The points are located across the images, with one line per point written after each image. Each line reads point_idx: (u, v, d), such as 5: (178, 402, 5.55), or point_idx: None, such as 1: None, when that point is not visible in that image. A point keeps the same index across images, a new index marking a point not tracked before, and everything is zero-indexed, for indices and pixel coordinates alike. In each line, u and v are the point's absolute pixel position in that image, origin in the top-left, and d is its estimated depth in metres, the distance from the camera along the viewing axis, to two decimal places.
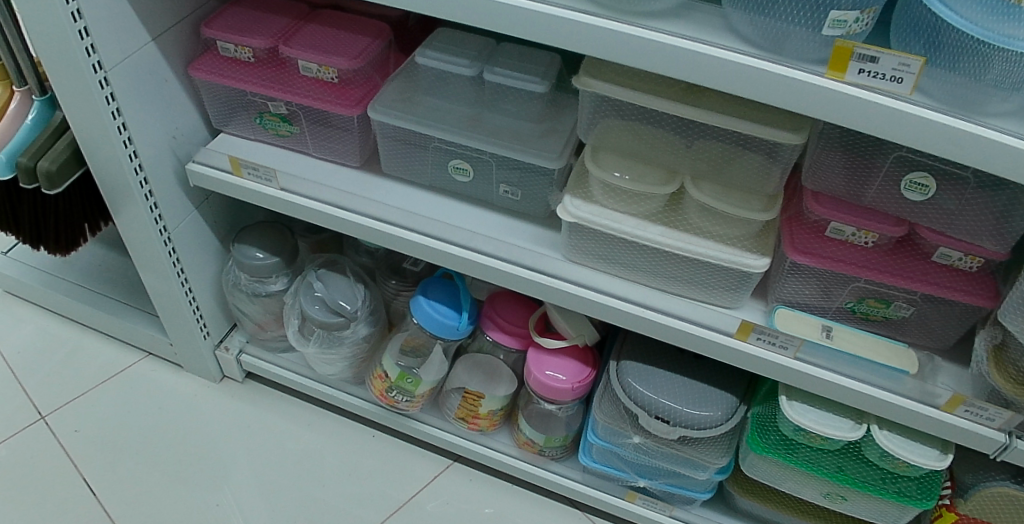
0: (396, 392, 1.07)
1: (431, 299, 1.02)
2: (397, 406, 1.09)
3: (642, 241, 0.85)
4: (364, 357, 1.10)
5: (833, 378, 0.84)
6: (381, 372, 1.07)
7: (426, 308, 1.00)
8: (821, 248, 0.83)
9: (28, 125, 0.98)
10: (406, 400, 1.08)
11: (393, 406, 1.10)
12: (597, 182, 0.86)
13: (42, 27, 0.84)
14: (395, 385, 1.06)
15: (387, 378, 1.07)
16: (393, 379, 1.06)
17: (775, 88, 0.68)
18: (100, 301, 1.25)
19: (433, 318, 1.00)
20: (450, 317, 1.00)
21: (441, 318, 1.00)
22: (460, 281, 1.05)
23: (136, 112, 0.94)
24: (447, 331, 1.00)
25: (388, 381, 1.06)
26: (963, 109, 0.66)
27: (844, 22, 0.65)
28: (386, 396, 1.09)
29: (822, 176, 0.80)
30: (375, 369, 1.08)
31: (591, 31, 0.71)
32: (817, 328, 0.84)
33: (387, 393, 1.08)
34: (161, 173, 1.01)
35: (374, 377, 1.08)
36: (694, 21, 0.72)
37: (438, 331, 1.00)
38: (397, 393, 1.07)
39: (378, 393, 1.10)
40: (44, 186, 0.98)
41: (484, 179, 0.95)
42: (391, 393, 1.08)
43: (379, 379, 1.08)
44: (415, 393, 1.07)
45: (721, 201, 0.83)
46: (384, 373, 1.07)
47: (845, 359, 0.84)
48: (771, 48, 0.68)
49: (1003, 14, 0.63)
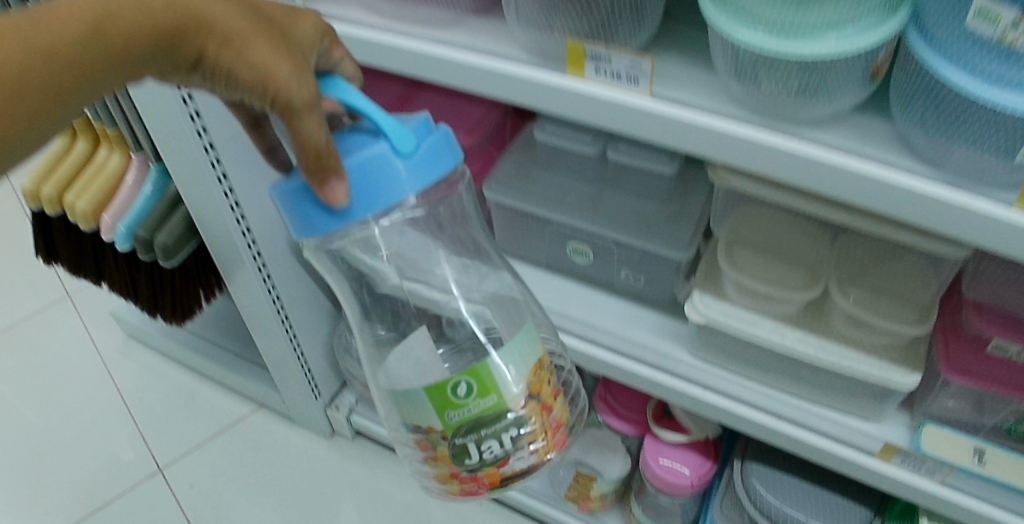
0: (488, 445, 0.57)
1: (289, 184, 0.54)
2: (512, 476, 0.59)
3: (776, 346, 0.79)
4: (380, 394, 0.61)
5: (978, 507, 0.74)
6: (417, 435, 0.59)
7: (291, 183, 0.54)
8: (979, 366, 0.74)
9: (145, 196, 1.01)
10: (509, 440, 0.58)
11: (511, 482, 0.60)
12: (730, 282, 0.82)
13: (158, 117, 0.85)
14: (455, 441, 0.57)
15: (441, 451, 0.58)
16: (449, 440, 0.57)
17: (945, 216, 0.59)
18: (218, 355, 1.23)
19: (318, 194, 0.53)
20: (356, 167, 0.53)
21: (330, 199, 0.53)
22: (328, 83, 0.54)
23: (249, 188, 0.95)
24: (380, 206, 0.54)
25: (455, 446, 0.58)
26: (964, 176, 0.59)
27: (994, 16, 0.51)
28: (477, 478, 0.59)
29: (984, 286, 0.73)
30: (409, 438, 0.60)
31: (735, 143, 0.64)
32: (969, 450, 0.73)
33: (466, 466, 0.59)
34: (274, 243, 1.01)
35: (420, 435, 0.59)
36: (858, 127, 0.64)
37: (352, 218, 0.54)
38: (485, 445, 0.57)
39: (455, 491, 0.61)
40: (160, 258, 1.00)
41: (606, 262, 0.92)
42: (472, 463, 0.58)
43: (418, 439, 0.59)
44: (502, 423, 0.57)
45: (869, 312, 0.76)
46: (432, 441, 0.58)
47: (996, 485, 0.74)
48: (948, 172, 0.60)
49: (1000, 58, 0.53)
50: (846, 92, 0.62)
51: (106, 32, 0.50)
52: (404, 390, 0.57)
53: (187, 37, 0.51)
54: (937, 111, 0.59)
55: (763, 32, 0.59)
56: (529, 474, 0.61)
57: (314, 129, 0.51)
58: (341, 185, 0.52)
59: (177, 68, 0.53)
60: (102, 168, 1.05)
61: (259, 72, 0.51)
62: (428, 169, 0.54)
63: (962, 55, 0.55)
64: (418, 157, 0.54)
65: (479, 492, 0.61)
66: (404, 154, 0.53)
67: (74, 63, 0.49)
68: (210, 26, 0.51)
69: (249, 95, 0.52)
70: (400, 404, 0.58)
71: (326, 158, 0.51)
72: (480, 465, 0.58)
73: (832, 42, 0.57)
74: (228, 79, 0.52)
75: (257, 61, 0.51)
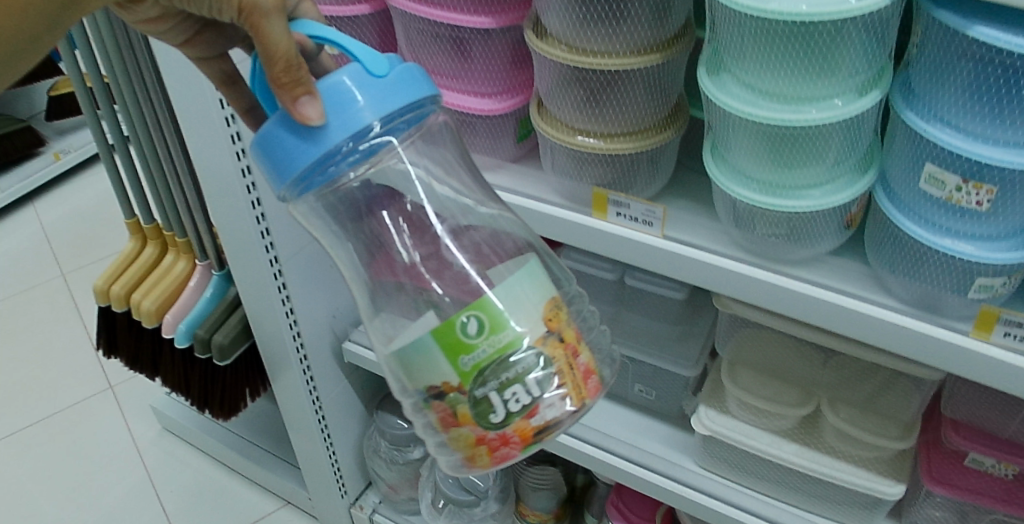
0: (510, 401, 0.54)
1: (267, 132, 0.54)
2: (545, 427, 0.55)
3: (776, 458, 0.88)
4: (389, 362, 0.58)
5: None
6: (434, 399, 0.55)
7: (269, 121, 0.54)
8: (958, 478, 0.83)
9: (206, 298, 1.13)
10: (535, 386, 0.54)
11: (544, 435, 0.55)
12: (733, 398, 0.92)
13: (233, 232, 0.98)
14: (475, 392, 0.54)
15: (462, 409, 0.54)
16: (467, 395, 0.54)
17: (914, 342, 0.70)
18: (250, 450, 1.33)
19: (295, 135, 0.53)
20: (328, 88, 0.52)
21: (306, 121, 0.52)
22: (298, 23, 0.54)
23: (303, 297, 1.06)
24: (351, 130, 0.52)
25: (476, 396, 0.54)
26: (931, 311, 0.70)
27: (942, 182, 0.64)
28: (504, 434, 0.55)
29: (960, 406, 0.82)
30: (426, 408, 0.56)
31: (733, 276, 0.76)
32: None
33: (493, 422, 0.55)
34: (320, 346, 1.12)
35: (440, 398, 0.55)
36: (839, 269, 0.76)
37: (325, 143, 0.52)
38: (507, 393, 0.54)
39: (486, 462, 0.56)
40: (215, 357, 1.10)
41: (621, 376, 1.02)
42: (495, 420, 0.54)
43: (435, 405, 0.56)
44: (509, 365, 0.53)
45: (856, 428, 0.85)
46: (451, 401, 0.55)
47: None
48: (915, 305, 0.71)
49: (956, 212, 0.65)
50: (825, 240, 0.75)
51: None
52: (414, 348, 0.54)
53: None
54: (901, 255, 0.71)
55: (756, 189, 0.72)
56: (562, 429, 0.56)
57: (283, 33, 0.51)
58: (317, 101, 0.52)
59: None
60: (168, 272, 1.17)
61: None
62: (399, 88, 0.53)
63: (919, 211, 0.68)
64: (386, 78, 0.53)
65: (513, 455, 0.56)
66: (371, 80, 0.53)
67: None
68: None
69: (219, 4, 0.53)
70: (410, 371, 0.55)
71: (302, 86, 0.52)
72: (505, 419, 0.54)
73: (813, 201, 0.70)
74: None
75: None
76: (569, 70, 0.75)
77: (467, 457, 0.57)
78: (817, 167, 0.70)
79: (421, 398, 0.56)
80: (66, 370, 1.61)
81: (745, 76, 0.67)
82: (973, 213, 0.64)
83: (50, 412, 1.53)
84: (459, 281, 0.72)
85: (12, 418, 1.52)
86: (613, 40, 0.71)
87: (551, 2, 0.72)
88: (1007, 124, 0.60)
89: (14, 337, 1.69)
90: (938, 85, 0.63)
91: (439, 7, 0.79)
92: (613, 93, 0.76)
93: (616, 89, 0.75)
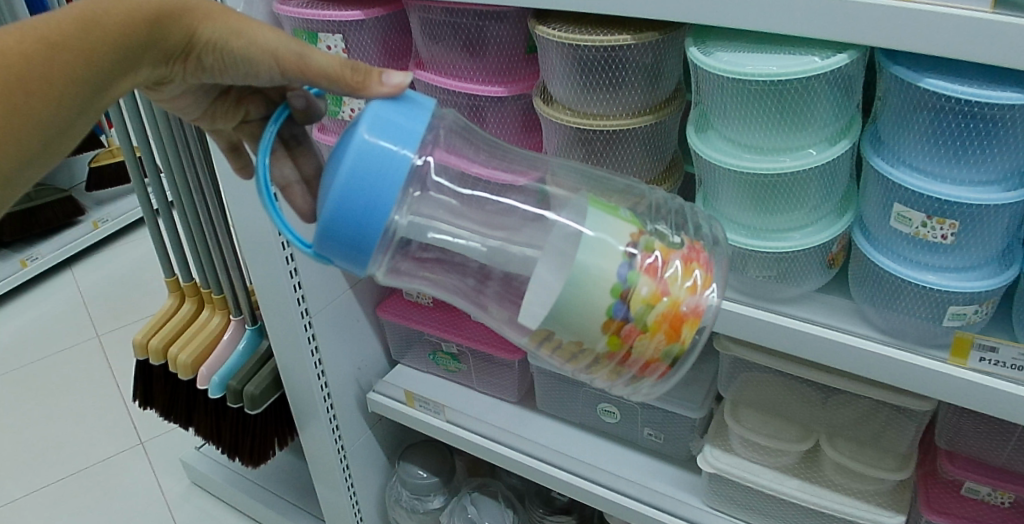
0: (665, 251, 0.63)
1: (354, 184, 0.54)
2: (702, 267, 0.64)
3: (779, 493, 0.92)
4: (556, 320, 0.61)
5: None
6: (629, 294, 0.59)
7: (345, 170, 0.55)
8: (958, 508, 0.87)
9: (240, 351, 1.21)
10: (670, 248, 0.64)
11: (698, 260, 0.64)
12: (737, 437, 0.96)
13: (266, 287, 1.05)
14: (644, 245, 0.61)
15: (645, 278, 0.59)
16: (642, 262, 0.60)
17: (897, 370, 0.75)
18: (277, 503, 1.39)
19: (382, 168, 0.55)
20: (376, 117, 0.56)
21: (385, 150, 0.55)
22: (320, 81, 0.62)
23: (330, 348, 1.13)
24: (418, 138, 0.57)
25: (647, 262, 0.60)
26: (910, 340, 0.76)
27: (909, 220, 0.72)
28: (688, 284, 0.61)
29: (956, 438, 0.86)
30: (635, 303, 0.59)
31: (728, 314, 0.83)
32: None
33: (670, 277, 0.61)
34: (344, 397, 1.18)
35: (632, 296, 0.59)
36: (825, 304, 0.82)
37: (397, 157, 0.55)
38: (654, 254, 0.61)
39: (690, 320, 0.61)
40: (246, 406, 1.17)
41: (631, 421, 1.07)
42: (674, 275, 0.61)
43: (636, 307, 0.59)
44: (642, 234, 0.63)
45: (855, 461, 0.90)
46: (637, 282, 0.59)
47: None
48: (895, 335, 0.77)
49: (927, 247, 0.73)
50: (809, 278, 0.81)
51: (100, 28, 0.56)
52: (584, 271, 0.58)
53: (167, 25, 0.59)
54: (881, 290, 0.77)
55: (744, 234, 0.80)
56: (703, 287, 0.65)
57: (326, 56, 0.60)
58: (393, 92, 0.59)
59: (168, 65, 0.61)
60: (204, 326, 1.26)
61: (258, 46, 0.60)
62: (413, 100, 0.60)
63: (894, 248, 0.75)
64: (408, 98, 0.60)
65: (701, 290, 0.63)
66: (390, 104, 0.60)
67: (75, 54, 0.55)
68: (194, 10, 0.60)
69: (260, 69, 0.61)
70: (596, 297, 0.58)
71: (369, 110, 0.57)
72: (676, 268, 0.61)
73: (796, 241, 0.77)
74: (227, 57, 0.61)
75: (253, 38, 0.60)
76: (573, 132, 0.84)
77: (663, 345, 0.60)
78: (797, 211, 0.78)
79: (622, 313, 0.59)
80: (100, 427, 1.68)
81: (729, 132, 0.76)
82: (941, 246, 0.72)
83: (84, 466, 1.59)
84: (473, 312, 0.78)
85: (45, 474, 1.59)
86: (612, 104, 0.80)
87: (554, 72, 0.81)
88: (963, 164, 0.68)
89: (52, 396, 1.77)
90: (902, 134, 0.71)
91: (458, 79, 0.89)
92: (614, 149, 0.84)
93: (616, 146, 0.84)
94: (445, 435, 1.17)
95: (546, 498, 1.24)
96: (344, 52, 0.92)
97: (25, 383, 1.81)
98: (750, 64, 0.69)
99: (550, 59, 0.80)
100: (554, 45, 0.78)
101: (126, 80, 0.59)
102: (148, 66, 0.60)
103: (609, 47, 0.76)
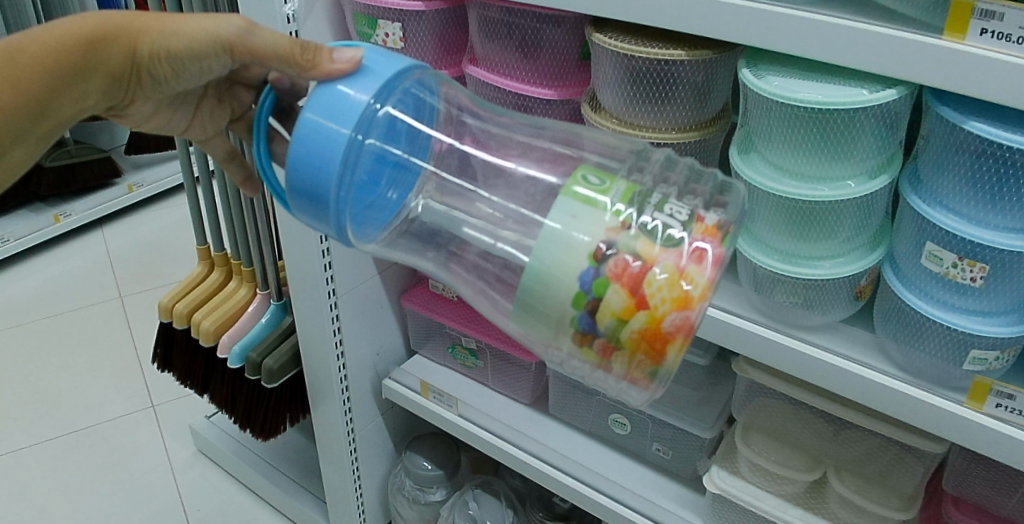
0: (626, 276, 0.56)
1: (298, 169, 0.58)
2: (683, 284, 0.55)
3: (781, 520, 0.93)
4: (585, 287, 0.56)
5: None
6: (605, 269, 0.55)
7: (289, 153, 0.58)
8: None
9: (263, 325, 1.23)
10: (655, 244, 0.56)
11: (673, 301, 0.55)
12: (745, 459, 0.97)
13: (298, 264, 1.07)
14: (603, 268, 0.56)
15: (616, 291, 0.55)
16: (627, 234, 0.56)
17: (913, 409, 0.76)
18: (280, 479, 1.42)
19: (316, 159, 0.57)
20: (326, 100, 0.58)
21: (323, 138, 0.57)
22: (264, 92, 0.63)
23: (353, 331, 1.15)
24: (353, 115, 0.57)
25: (625, 257, 0.55)
26: (928, 381, 0.77)
27: (940, 259, 0.73)
28: (691, 241, 0.57)
29: (962, 484, 0.87)
30: (609, 289, 0.55)
31: (752, 336, 0.83)
32: None
33: (672, 248, 0.56)
34: (359, 381, 1.20)
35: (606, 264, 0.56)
36: (849, 337, 0.83)
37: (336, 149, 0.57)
38: (649, 221, 0.57)
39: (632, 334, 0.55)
40: (264, 379, 1.19)
41: (641, 435, 1.08)
42: (671, 239, 0.57)
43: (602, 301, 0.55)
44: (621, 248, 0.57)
45: (861, 496, 0.90)
46: (622, 247, 0.56)
47: None
48: (915, 374, 0.78)
49: (956, 289, 0.73)
50: (836, 308, 0.82)
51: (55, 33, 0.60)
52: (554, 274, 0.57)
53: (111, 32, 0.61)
54: (905, 327, 0.78)
55: (775, 258, 0.81)
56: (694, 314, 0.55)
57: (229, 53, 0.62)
58: (350, 63, 0.59)
59: (123, 86, 0.64)
60: (230, 296, 1.28)
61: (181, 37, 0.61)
62: (387, 73, 0.59)
63: (922, 287, 0.76)
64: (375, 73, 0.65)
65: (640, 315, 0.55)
66: (365, 78, 0.59)
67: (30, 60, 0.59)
68: (112, 22, 0.61)
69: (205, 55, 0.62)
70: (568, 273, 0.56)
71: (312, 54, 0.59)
72: (671, 264, 0.55)
73: (825, 270, 0.78)
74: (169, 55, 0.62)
75: (186, 34, 0.61)
76: None
77: (675, 326, 0.54)
78: (829, 240, 0.79)
79: (590, 283, 0.55)
80: (111, 386, 1.70)
81: (771, 156, 0.77)
82: (970, 289, 0.72)
83: (93, 423, 1.62)
84: None
85: (56, 425, 1.62)
86: (658, 117, 0.82)
87: (606, 81, 0.83)
88: (1000, 211, 0.68)
89: (67, 352, 1.80)
90: (944, 176, 0.72)
91: (510, 78, 0.91)
92: None
93: None
94: (455, 428, 1.18)
95: (547, 502, 1.25)
96: (400, 40, 0.94)
97: (43, 336, 1.84)
98: (800, 90, 0.70)
99: (603, 67, 0.82)
100: (609, 54, 0.80)
101: (85, 75, 0.61)
102: (103, 86, 0.63)
103: (662, 61, 0.78)
